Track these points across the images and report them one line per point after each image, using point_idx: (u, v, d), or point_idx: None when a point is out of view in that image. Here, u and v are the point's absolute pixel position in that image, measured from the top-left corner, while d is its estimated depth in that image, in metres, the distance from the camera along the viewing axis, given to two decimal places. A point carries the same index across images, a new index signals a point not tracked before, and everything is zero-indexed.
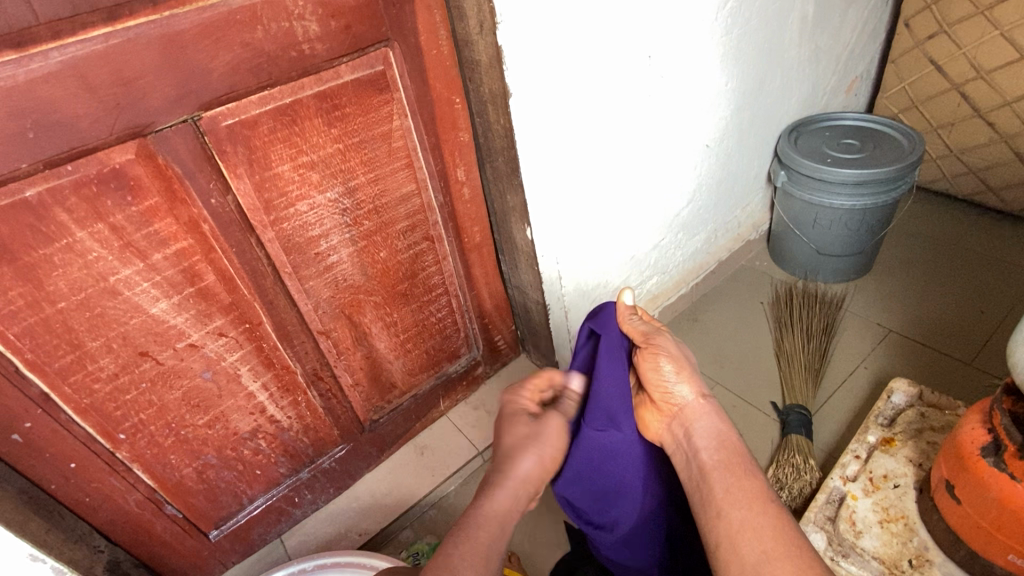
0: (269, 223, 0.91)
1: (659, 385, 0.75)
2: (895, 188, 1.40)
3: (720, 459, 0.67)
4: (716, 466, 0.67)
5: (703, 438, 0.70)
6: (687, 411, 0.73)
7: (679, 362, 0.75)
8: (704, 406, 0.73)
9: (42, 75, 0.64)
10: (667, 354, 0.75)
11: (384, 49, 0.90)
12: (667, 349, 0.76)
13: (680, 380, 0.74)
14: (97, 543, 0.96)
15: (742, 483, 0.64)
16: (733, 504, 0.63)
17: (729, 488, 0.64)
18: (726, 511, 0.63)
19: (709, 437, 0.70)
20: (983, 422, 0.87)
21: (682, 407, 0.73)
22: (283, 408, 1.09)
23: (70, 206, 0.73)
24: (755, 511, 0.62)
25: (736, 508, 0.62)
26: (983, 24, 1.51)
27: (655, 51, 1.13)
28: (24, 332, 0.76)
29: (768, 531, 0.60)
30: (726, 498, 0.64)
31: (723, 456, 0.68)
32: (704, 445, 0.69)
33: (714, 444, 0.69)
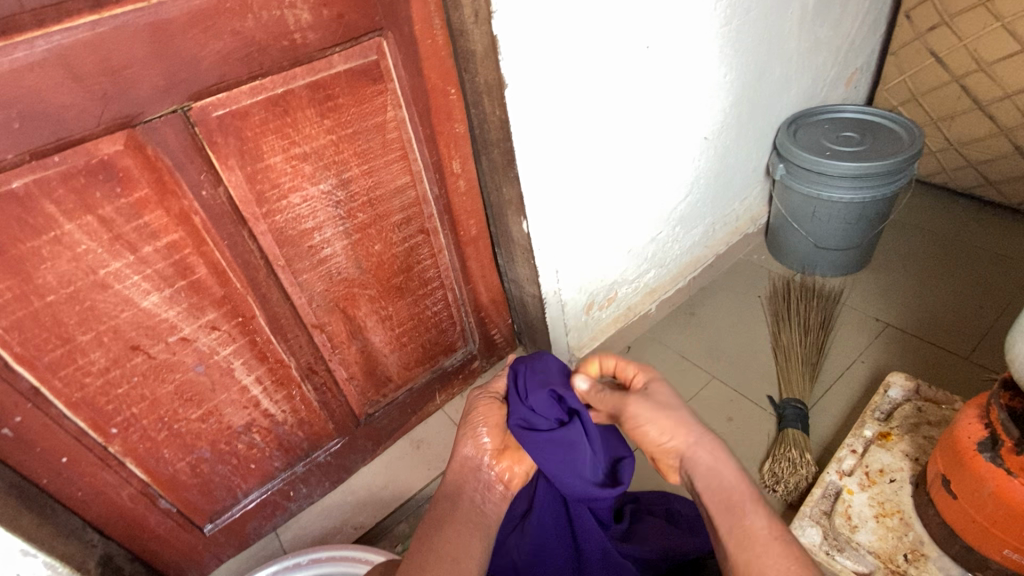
0: (261, 216, 0.90)
1: (653, 442, 0.75)
2: (894, 181, 1.39)
3: (721, 500, 0.69)
4: (719, 509, 0.68)
5: (705, 483, 0.70)
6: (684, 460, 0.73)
7: (660, 416, 0.74)
8: (699, 450, 0.72)
9: (27, 64, 0.63)
10: (651, 410, 0.75)
11: (377, 39, 0.89)
12: (651, 403, 0.75)
13: (670, 433, 0.73)
14: (90, 537, 0.95)
15: (747, 523, 0.66)
16: (743, 548, 0.65)
17: (735, 531, 0.66)
18: (737, 554, 0.65)
19: (711, 480, 0.70)
20: (980, 417, 0.87)
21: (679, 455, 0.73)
22: (277, 401, 1.08)
23: (57, 197, 0.72)
24: (763, 553, 0.64)
25: (746, 553, 0.65)
26: (985, 16, 1.50)
27: (653, 41, 1.11)
28: (13, 325, 0.75)
29: (783, 559, 0.63)
30: (735, 541, 0.66)
31: (723, 496, 0.69)
32: (708, 490, 0.70)
33: (717, 487, 0.69)
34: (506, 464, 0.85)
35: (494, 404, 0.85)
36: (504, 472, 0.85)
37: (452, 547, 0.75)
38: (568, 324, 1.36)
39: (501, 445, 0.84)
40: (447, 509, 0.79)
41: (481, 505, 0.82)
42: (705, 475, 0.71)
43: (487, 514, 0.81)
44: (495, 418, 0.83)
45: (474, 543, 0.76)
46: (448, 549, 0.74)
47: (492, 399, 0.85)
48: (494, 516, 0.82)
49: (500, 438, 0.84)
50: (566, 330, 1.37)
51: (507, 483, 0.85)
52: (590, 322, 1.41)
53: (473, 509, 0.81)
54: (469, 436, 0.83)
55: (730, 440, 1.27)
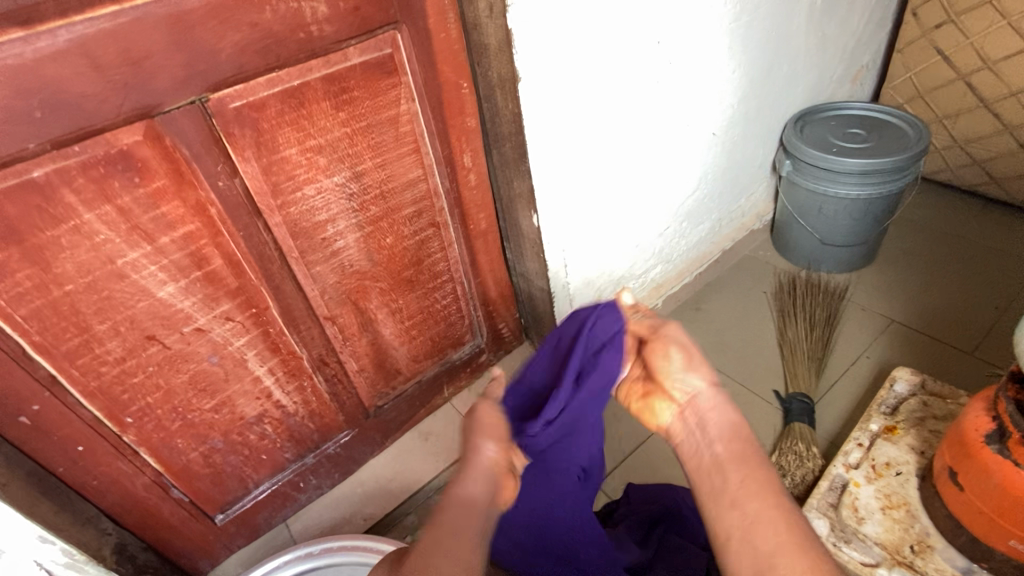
0: (276, 208, 0.90)
1: (667, 372, 0.71)
2: (900, 178, 1.39)
3: (735, 450, 0.64)
4: (731, 457, 0.63)
5: (720, 426, 0.66)
6: (699, 401, 0.68)
7: (685, 347, 0.72)
8: (721, 397, 0.68)
9: (49, 54, 0.64)
10: (677, 344, 0.72)
11: (392, 32, 0.89)
12: (678, 339, 0.73)
13: (690, 368, 0.70)
14: (105, 526, 0.96)
15: (761, 477, 0.61)
16: (751, 504, 0.59)
17: (740, 481, 0.61)
18: (742, 502, 0.60)
19: (725, 427, 0.66)
20: (987, 410, 0.88)
21: (694, 394, 0.69)
22: (288, 393, 1.09)
23: (77, 186, 0.72)
24: (771, 501, 0.59)
25: (756, 501, 0.59)
26: (990, 14, 1.51)
27: (664, 36, 1.12)
28: (32, 314, 0.76)
29: (778, 511, 0.58)
30: (740, 483, 0.61)
31: (737, 446, 0.64)
32: (720, 436, 0.65)
33: (733, 436, 0.65)
34: None
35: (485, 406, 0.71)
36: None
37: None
38: None
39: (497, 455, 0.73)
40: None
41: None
42: (722, 421, 0.66)
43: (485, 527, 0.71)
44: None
45: None
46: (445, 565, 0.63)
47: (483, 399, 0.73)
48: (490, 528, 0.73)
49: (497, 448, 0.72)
50: None
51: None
52: None
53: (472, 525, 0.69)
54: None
55: None
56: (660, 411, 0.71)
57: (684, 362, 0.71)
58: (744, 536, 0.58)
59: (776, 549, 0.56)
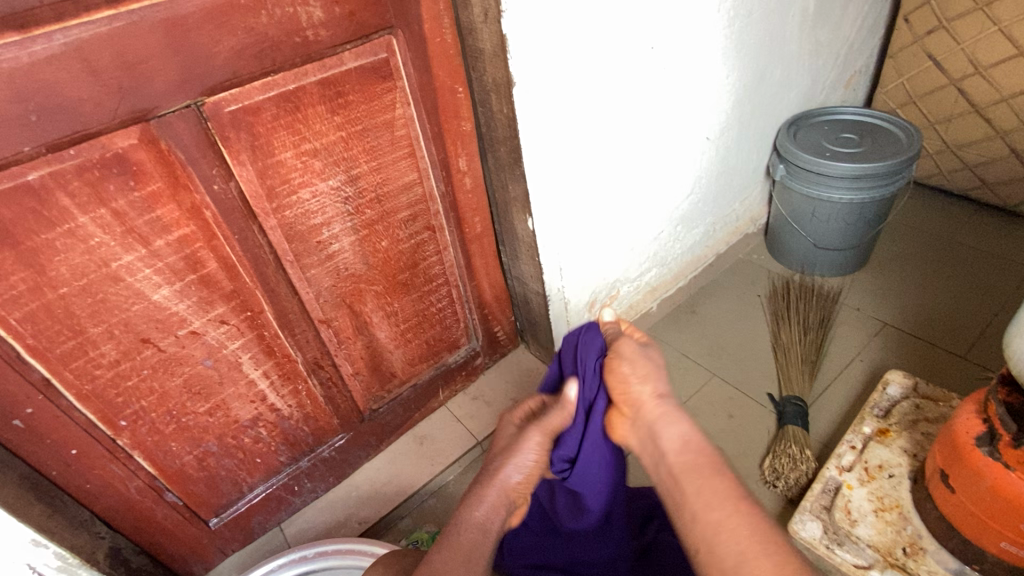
0: (271, 211, 0.91)
1: (618, 387, 0.74)
2: (892, 182, 1.41)
3: (688, 461, 0.65)
4: (684, 470, 0.64)
5: (670, 437, 0.67)
6: (646, 413, 0.71)
7: (634, 360, 0.75)
8: (666, 408, 0.69)
9: (45, 58, 0.64)
10: (625, 359, 0.75)
11: (387, 37, 0.90)
12: (625, 354, 0.76)
13: (638, 379, 0.73)
14: (98, 530, 0.96)
15: (713, 488, 0.62)
16: (705, 517, 0.60)
17: (696, 495, 0.62)
18: (702, 515, 0.60)
19: (675, 439, 0.67)
20: (978, 413, 0.88)
21: (639, 407, 0.71)
22: (283, 396, 1.09)
23: (72, 190, 0.72)
24: (731, 512, 0.59)
25: (713, 515, 0.60)
26: (982, 20, 1.52)
27: (658, 41, 1.13)
28: (26, 317, 0.76)
29: (740, 523, 0.58)
30: (696, 494, 0.62)
31: (690, 457, 0.65)
32: (670, 449, 0.66)
33: (682, 447, 0.66)
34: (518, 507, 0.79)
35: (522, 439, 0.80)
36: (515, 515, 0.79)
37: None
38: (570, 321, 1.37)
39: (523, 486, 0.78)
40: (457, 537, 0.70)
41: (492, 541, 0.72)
42: (671, 435, 0.67)
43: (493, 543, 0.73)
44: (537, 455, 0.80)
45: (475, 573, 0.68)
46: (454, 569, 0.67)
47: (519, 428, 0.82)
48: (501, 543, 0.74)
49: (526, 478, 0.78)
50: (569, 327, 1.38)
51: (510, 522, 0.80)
52: None
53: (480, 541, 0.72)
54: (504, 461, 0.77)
55: (732, 436, 1.29)
56: (620, 426, 0.75)
57: (631, 375, 0.74)
58: (706, 554, 0.59)
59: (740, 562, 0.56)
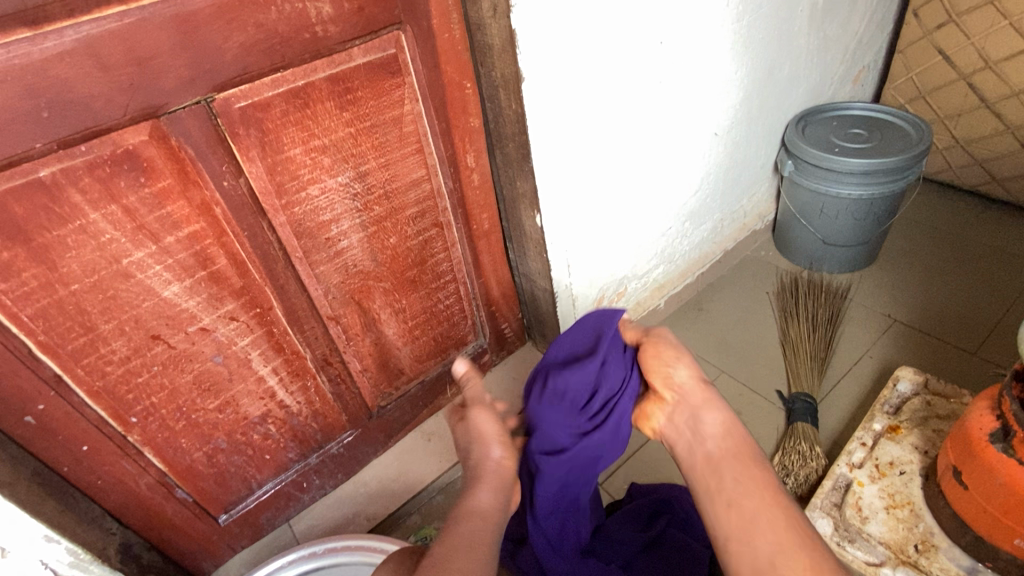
0: (280, 207, 0.91)
1: (658, 376, 0.75)
2: (903, 178, 1.40)
3: (728, 448, 0.65)
4: (725, 456, 0.65)
5: (714, 428, 0.67)
6: (688, 398, 0.71)
7: (669, 352, 0.76)
8: (713, 396, 0.70)
9: (56, 54, 0.64)
10: (667, 345, 0.77)
11: (396, 32, 0.89)
12: (667, 340, 0.78)
13: (680, 365, 0.74)
14: (109, 525, 0.96)
15: (767, 504, 0.60)
16: (755, 536, 0.58)
17: (740, 501, 0.61)
18: (738, 502, 0.61)
19: (716, 425, 0.67)
20: (991, 409, 0.88)
21: (684, 393, 0.72)
22: (292, 393, 1.09)
23: (83, 186, 0.72)
24: (765, 503, 0.60)
25: (747, 509, 0.60)
26: (992, 14, 1.51)
27: (667, 36, 1.12)
28: (38, 314, 0.76)
29: (775, 512, 0.59)
30: (734, 482, 0.62)
31: (730, 445, 0.66)
32: (708, 431, 0.67)
33: (719, 429, 0.67)
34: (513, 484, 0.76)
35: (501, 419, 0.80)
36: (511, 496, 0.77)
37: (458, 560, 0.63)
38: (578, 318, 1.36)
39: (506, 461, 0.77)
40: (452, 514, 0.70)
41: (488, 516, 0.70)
42: (715, 422, 0.67)
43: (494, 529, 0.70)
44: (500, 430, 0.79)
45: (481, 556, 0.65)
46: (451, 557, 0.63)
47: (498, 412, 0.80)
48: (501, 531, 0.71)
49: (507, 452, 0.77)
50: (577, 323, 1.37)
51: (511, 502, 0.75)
52: None
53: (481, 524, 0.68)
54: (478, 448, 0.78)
55: None
56: (655, 417, 0.75)
57: (672, 363, 0.74)
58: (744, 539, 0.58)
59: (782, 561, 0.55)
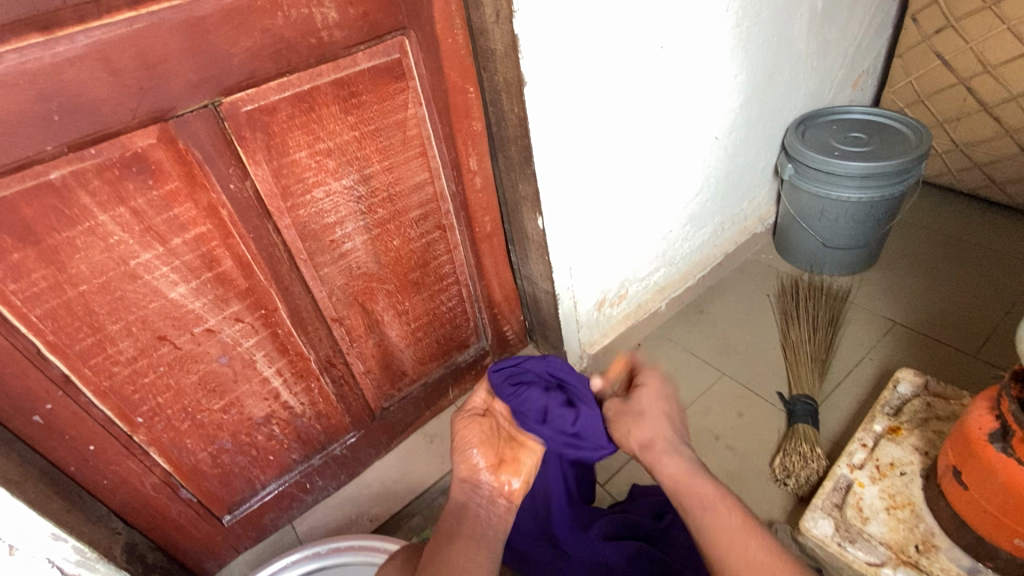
0: (286, 209, 0.92)
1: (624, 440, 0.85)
2: (901, 181, 1.41)
3: (691, 495, 0.76)
4: (692, 503, 0.76)
5: (677, 474, 0.78)
6: (649, 456, 0.82)
7: (626, 416, 0.86)
8: (665, 449, 0.81)
9: (67, 59, 0.65)
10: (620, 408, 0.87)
11: (400, 37, 0.91)
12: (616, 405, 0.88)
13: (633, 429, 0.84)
14: (115, 525, 0.97)
15: (736, 537, 0.70)
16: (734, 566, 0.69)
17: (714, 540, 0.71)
18: (714, 543, 0.71)
19: (676, 475, 0.78)
20: (990, 409, 0.88)
21: (642, 451, 0.83)
22: (296, 393, 1.10)
23: (93, 188, 0.74)
24: (735, 538, 0.70)
25: (722, 548, 0.70)
26: (990, 19, 1.52)
27: (667, 41, 1.13)
28: (46, 314, 0.77)
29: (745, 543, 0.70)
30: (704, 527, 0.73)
31: (692, 490, 0.76)
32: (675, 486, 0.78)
33: (683, 481, 0.78)
34: (505, 476, 0.86)
35: (479, 420, 0.89)
36: (505, 483, 0.85)
37: (459, 558, 0.73)
38: (580, 319, 1.37)
39: (497, 459, 0.87)
40: (452, 525, 0.79)
41: (486, 520, 0.81)
42: (672, 473, 0.79)
43: (494, 528, 0.80)
44: (482, 433, 0.88)
45: (479, 556, 0.75)
46: (454, 561, 0.72)
47: (475, 416, 0.89)
48: (501, 528, 0.81)
49: (493, 453, 0.87)
50: (578, 325, 1.38)
51: (510, 497, 0.85)
52: (601, 318, 1.43)
53: (480, 522, 0.80)
54: (461, 455, 0.86)
55: (742, 435, 1.29)
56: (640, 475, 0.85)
57: (628, 425, 0.85)
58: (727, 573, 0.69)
59: None
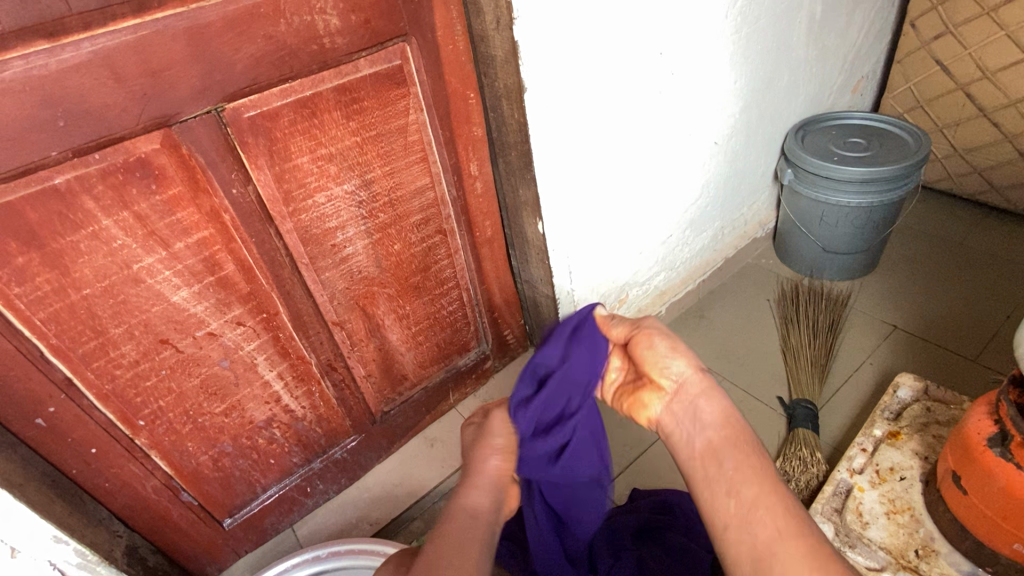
0: (287, 214, 0.92)
1: (657, 366, 0.74)
2: (901, 186, 1.41)
3: (726, 436, 0.67)
4: (723, 442, 0.67)
5: (709, 415, 0.69)
6: (687, 390, 0.72)
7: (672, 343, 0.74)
8: (709, 385, 0.71)
9: (72, 65, 0.66)
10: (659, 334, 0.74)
11: (402, 44, 0.91)
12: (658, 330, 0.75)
13: (676, 356, 0.73)
14: (116, 528, 0.97)
15: (765, 492, 0.63)
16: (754, 522, 0.61)
17: (739, 487, 0.64)
18: (738, 491, 0.63)
19: (713, 414, 0.69)
20: (989, 414, 0.89)
21: (681, 385, 0.72)
22: (297, 397, 1.10)
23: (97, 193, 0.74)
24: (765, 492, 0.63)
25: (746, 501, 0.63)
26: (989, 25, 1.53)
27: (667, 47, 1.14)
28: (50, 318, 0.78)
29: (773, 501, 0.62)
30: (732, 468, 0.65)
31: (728, 432, 0.68)
32: (710, 420, 0.69)
33: (722, 420, 0.69)
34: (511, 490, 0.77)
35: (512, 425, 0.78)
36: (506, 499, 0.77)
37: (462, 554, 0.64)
38: None
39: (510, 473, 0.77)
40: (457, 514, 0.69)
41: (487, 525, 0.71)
42: (710, 411, 0.69)
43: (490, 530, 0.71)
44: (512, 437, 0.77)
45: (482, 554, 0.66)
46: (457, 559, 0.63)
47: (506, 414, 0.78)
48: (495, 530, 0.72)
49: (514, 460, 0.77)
50: None
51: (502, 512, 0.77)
52: None
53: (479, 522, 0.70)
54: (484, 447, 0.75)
55: None
56: (651, 405, 0.74)
57: (671, 355, 0.73)
58: (742, 524, 0.62)
59: (773, 548, 0.59)
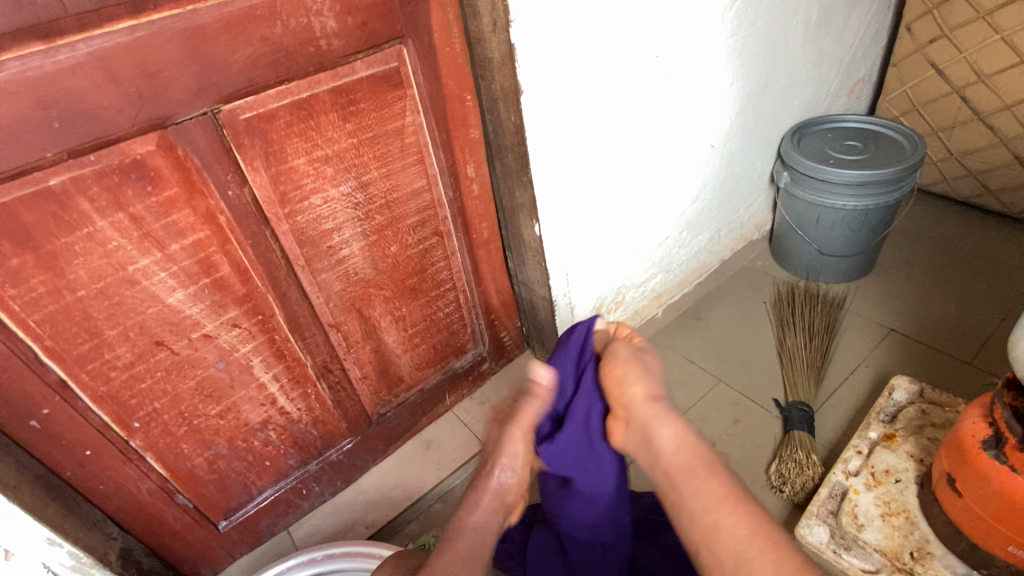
0: (284, 216, 0.92)
1: (615, 394, 0.77)
2: (896, 189, 1.42)
3: (682, 461, 0.66)
4: (679, 468, 0.66)
5: (664, 441, 0.69)
6: (640, 415, 0.73)
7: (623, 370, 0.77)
8: (662, 409, 0.71)
9: (68, 66, 0.66)
10: (619, 363, 0.78)
11: (398, 46, 0.91)
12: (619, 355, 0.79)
13: (634, 382, 0.75)
14: (110, 530, 0.97)
15: (726, 513, 0.61)
16: (715, 543, 0.60)
17: (700, 512, 0.62)
18: (700, 515, 0.62)
19: (669, 439, 0.69)
20: (984, 416, 0.89)
21: (632, 409, 0.74)
22: (293, 399, 1.10)
23: (92, 195, 0.74)
24: (726, 514, 0.61)
25: (705, 525, 0.61)
26: (984, 29, 1.54)
27: (663, 50, 1.14)
28: (44, 319, 0.77)
29: (734, 520, 0.60)
30: (687, 493, 0.64)
31: (683, 456, 0.67)
32: (665, 446, 0.69)
33: (677, 445, 0.68)
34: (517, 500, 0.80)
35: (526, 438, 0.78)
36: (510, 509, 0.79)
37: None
38: None
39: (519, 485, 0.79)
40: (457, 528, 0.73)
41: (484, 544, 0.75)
42: (665, 437, 0.69)
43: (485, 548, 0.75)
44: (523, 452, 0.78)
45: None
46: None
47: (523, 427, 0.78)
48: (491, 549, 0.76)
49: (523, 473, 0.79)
50: None
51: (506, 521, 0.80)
52: None
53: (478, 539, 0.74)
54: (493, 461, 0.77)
55: (738, 441, 1.29)
56: (619, 431, 0.76)
57: (625, 382, 0.76)
58: (705, 549, 0.60)
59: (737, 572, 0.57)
